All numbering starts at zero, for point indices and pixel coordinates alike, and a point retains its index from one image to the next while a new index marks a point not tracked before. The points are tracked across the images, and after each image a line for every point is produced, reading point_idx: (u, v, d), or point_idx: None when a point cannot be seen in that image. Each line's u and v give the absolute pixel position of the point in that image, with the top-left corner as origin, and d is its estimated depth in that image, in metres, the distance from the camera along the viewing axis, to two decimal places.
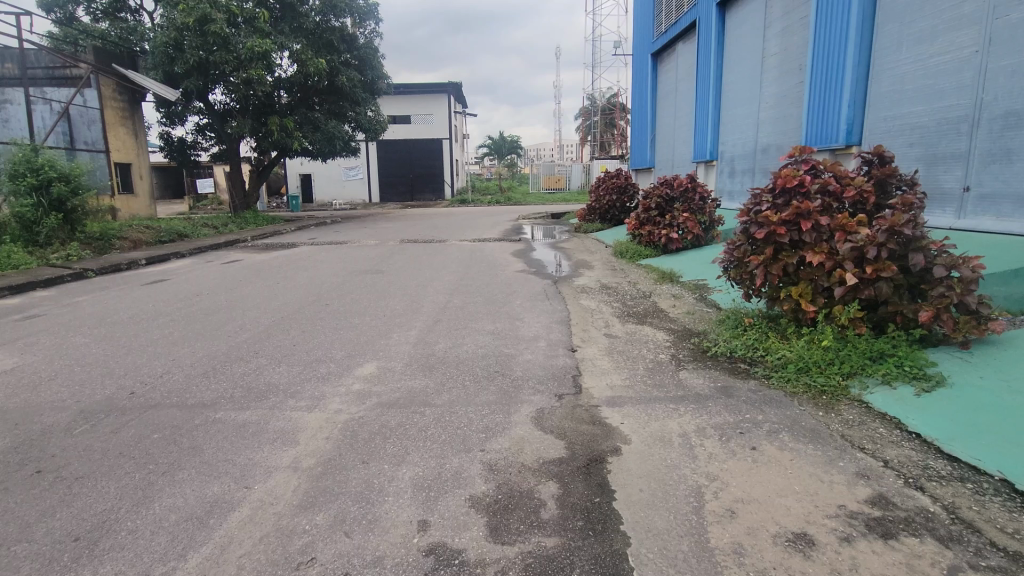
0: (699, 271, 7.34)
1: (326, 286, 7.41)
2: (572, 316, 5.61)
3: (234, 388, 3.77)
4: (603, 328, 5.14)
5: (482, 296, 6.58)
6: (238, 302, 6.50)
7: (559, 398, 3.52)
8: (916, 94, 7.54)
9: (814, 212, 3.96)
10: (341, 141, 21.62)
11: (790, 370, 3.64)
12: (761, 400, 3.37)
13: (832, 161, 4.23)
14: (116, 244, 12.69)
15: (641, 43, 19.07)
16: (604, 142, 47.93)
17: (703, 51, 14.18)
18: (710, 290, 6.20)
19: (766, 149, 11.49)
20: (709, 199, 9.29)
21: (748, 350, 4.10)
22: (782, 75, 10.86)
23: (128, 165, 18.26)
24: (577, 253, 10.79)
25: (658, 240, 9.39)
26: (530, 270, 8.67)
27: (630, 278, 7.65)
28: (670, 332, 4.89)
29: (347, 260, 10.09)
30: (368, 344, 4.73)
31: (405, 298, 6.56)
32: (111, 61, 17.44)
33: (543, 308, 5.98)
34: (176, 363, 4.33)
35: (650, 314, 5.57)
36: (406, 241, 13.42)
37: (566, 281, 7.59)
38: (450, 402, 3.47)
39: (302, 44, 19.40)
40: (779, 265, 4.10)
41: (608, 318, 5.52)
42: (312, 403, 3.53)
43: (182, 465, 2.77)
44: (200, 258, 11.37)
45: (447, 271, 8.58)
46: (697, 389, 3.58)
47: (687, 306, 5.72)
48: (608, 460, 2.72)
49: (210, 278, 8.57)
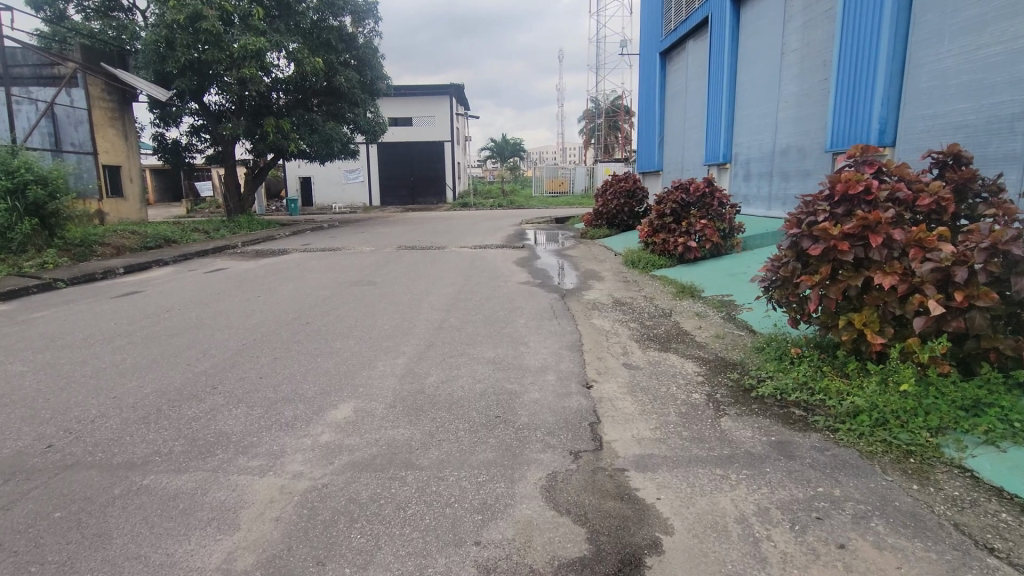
0: (723, 285, 6.66)
1: (311, 301, 6.73)
2: (584, 340, 4.91)
3: (174, 441, 3.07)
4: (621, 356, 4.43)
5: (482, 314, 5.87)
6: (208, 321, 5.80)
7: (575, 457, 2.82)
8: (961, 89, 6.84)
9: (884, 224, 3.26)
10: (340, 143, 20.95)
11: (862, 421, 2.94)
12: (832, 465, 2.67)
13: (900, 163, 3.54)
14: (97, 251, 12.02)
15: (648, 43, 18.39)
16: (609, 146, 47.28)
17: (715, 49, 13.49)
18: (738, 308, 5.52)
19: (785, 151, 10.79)
20: (728, 204, 8.57)
21: (801, 390, 3.41)
22: (803, 71, 10.17)
23: (117, 168, 17.58)
24: (585, 262, 10.08)
25: (674, 249, 8.69)
26: (535, 282, 7.98)
27: (645, 292, 6.95)
28: (699, 362, 4.21)
29: (338, 270, 9.38)
30: (348, 377, 4.03)
31: (395, 316, 5.86)
32: (99, 59, 16.82)
33: (550, 329, 5.27)
34: (116, 402, 3.63)
35: (673, 338, 4.88)
36: (403, 247, 12.72)
37: (575, 295, 6.90)
38: (439, 463, 2.78)
39: (299, 43, 18.78)
40: (839, 287, 3.39)
41: (626, 342, 4.81)
42: (267, 463, 2.83)
43: (76, 566, 2.07)
44: (184, 266, 10.71)
45: (445, 282, 7.90)
46: (748, 446, 2.88)
47: (715, 328, 5.03)
48: (647, 565, 2.02)
49: (187, 290, 7.86)
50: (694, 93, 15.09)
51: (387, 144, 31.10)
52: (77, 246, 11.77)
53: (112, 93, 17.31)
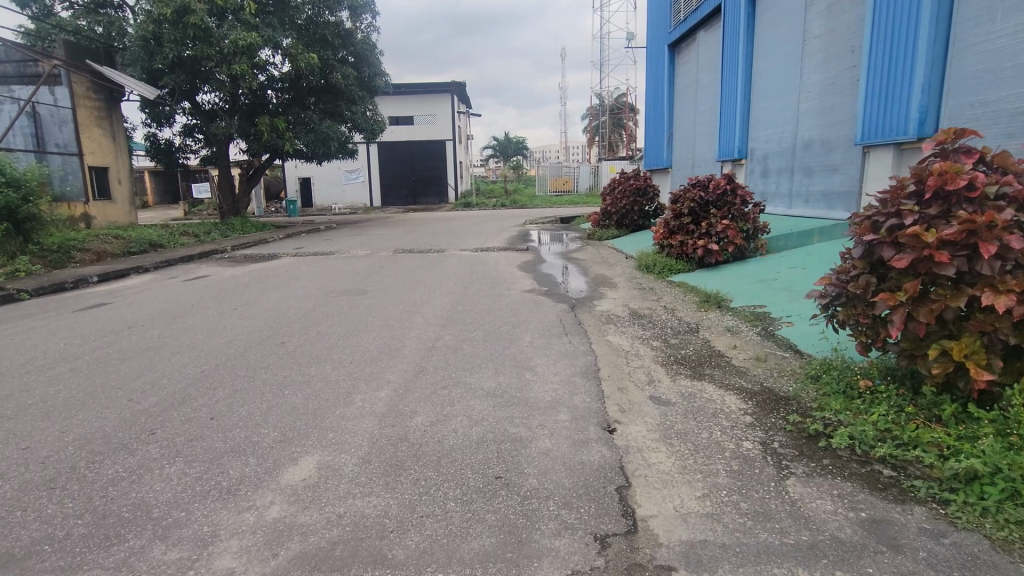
0: (753, 294, 5.94)
1: (292, 315, 6.04)
2: (600, 364, 4.18)
3: (77, 519, 2.35)
4: (647, 385, 3.72)
5: (481, 331, 5.15)
6: (170, 342, 5.08)
7: (602, 546, 2.10)
8: (1019, 71, 6.11)
9: (997, 229, 2.53)
10: (337, 142, 20.17)
11: (984, 492, 2.20)
12: (961, 564, 1.93)
13: (1006, 150, 2.79)
14: (76, 257, 11.34)
15: (656, 35, 17.61)
16: (614, 145, 46.23)
17: (729, 39, 12.76)
18: (778, 323, 4.81)
19: (808, 145, 10.05)
20: (751, 203, 7.83)
21: (885, 440, 2.68)
22: (829, 59, 9.41)
23: (104, 169, 16.87)
24: (594, 266, 9.35)
25: (692, 253, 7.94)
26: (541, 290, 7.25)
27: (665, 302, 6.23)
28: (742, 394, 3.47)
29: (328, 277, 8.68)
30: (318, 419, 3.31)
31: (383, 334, 5.15)
32: (85, 57, 16.14)
33: (560, 350, 4.54)
34: (24, 457, 2.91)
35: (707, 360, 4.15)
36: (401, 251, 11.99)
37: (586, 306, 6.18)
38: (421, 558, 2.06)
39: (293, 38, 18.07)
40: (933, 308, 2.67)
41: (649, 367, 4.07)
42: (191, 556, 2.12)
43: None
44: (166, 272, 10.03)
45: (442, 291, 7.19)
46: (833, 529, 2.14)
47: (754, 349, 4.32)
48: None
49: (159, 302, 7.16)
50: (707, 86, 14.31)
51: (386, 143, 30.34)
52: (53, 252, 11.09)
53: (98, 92, 16.62)
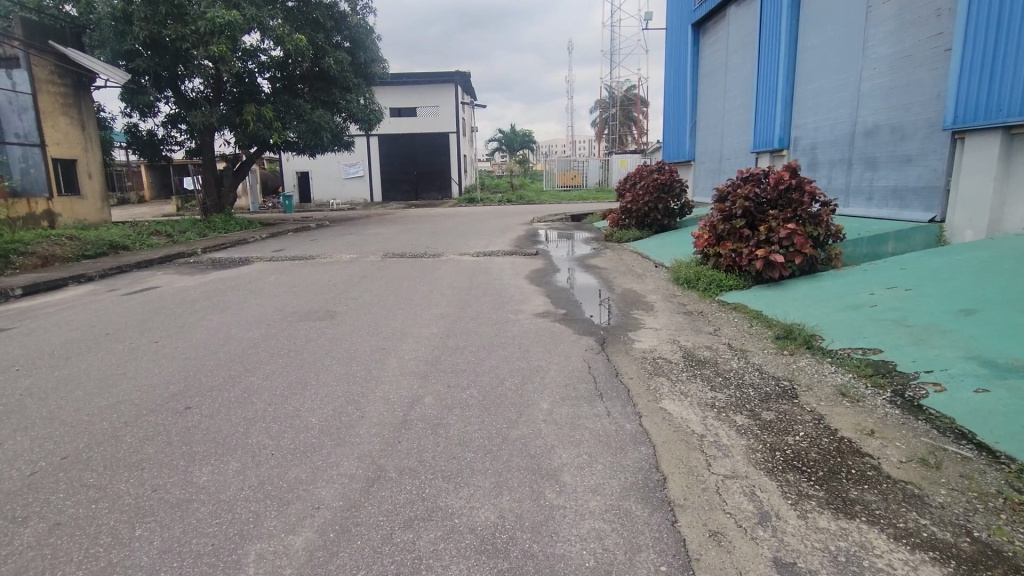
0: (851, 328, 4.34)
1: (225, 355, 4.49)
2: (665, 466, 2.60)
3: None
4: (767, 531, 2.11)
5: (478, 391, 3.56)
6: (27, 407, 3.50)
7: None
8: None
9: None
10: (330, 134, 18.39)
11: None
12: None
13: None
14: (15, 262, 9.79)
15: (678, 15, 15.88)
16: (622, 137, 44.20)
17: (769, 12, 11.08)
18: (923, 388, 3.20)
19: (873, 130, 8.39)
20: (822, 202, 6.17)
21: None
22: (902, 26, 7.73)
23: (71, 161, 15.32)
24: (618, 277, 7.75)
25: (747, 265, 6.34)
26: (557, 313, 5.65)
27: (727, 337, 4.63)
28: (951, 568, 1.87)
29: (295, 291, 7.12)
30: None
31: (336, 394, 3.58)
32: (48, 37, 14.54)
33: (594, 434, 2.94)
34: None
35: (841, 463, 2.55)
36: (391, 255, 10.36)
37: (621, 342, 4.58)
38: None
39: (280, 20, 16.41)
40: None
41: (748, 478, 2.48)
42: None
43: None
44: (110, 283, 8.46)
45: (431, 316, 5.60)
46: None
47: (909, 442, 2.72)
48: None
49: (71, 328, 5.62)
50: (739, 68, 12.61)
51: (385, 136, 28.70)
52: None
53: (64, 77, 15.04)
